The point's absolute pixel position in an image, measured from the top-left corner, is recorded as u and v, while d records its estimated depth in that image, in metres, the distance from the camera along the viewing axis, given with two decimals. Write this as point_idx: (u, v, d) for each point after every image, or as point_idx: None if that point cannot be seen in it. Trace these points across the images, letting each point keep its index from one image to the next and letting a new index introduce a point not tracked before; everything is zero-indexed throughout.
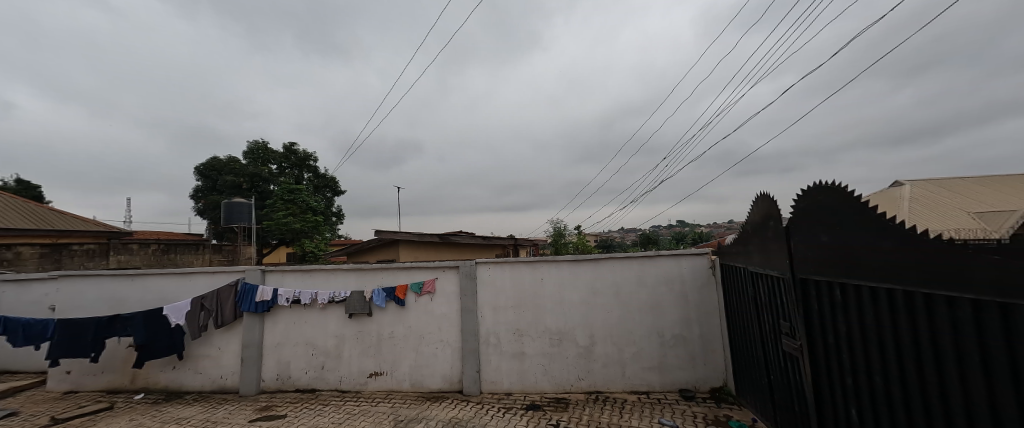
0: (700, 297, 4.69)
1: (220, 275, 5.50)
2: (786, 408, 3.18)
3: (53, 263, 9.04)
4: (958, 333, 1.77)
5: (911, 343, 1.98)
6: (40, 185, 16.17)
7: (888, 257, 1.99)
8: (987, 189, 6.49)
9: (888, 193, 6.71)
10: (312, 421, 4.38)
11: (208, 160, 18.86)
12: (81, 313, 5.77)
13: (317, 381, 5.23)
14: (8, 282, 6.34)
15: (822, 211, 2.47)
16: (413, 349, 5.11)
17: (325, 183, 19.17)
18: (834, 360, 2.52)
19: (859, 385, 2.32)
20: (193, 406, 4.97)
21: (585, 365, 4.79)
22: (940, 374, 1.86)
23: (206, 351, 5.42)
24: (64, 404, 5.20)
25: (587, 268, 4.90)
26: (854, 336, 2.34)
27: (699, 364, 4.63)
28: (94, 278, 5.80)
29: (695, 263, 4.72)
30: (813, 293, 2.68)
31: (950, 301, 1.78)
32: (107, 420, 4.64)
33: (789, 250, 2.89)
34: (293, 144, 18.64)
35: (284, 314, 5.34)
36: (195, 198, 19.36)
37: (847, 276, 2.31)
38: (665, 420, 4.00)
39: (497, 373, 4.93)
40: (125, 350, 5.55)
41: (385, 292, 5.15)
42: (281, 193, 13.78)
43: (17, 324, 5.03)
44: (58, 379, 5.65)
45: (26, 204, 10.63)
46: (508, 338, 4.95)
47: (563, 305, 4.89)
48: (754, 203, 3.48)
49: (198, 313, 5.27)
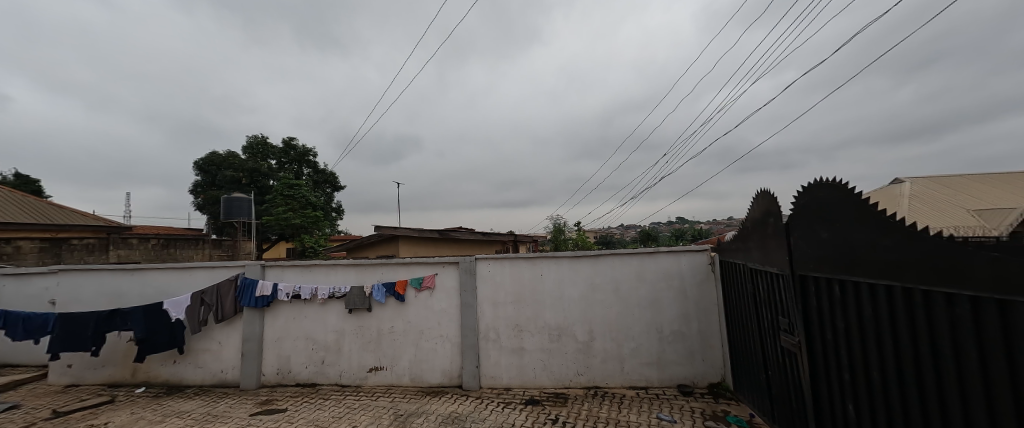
0: (700, 293, 4.70)
1: (220, 270, 5.51)
2: (784, 404, 3.20)
3: (53, 257, 9.05)
4: (956, 330, 1.78)
5: (910, 341, 1.98)
6: (40, 179, 16.15)
7: (888, 255, 2.00)
8: (987, 186, 6.49)
9: (888, 190, 6.72)
10: (312, 415, 4.41)
11: (208, 154, 18.83)
12: (82, 307, 5.79)
13: (317, 375, 5.25)
14: (9, 276, 6.35)
15: (822, 207, 2.46)
16: (413, 344, 5.12)
17: (325, 178, 19.17)
18: (833, 356, 2.52)
19: (857, 383, 2.33)
20: (194, 400, 4.99)
21: (585, 361, 4.81)
22: (939, 370, 1.87)
23: (206, 345, 5.44)
24: (65, 397, 5.22)
25: (587, 263, 4.91)
26: (853, 334, 2.35)
27: (698, 359, 4.65)
28: (94, 272, 5.81)
29: (695, 259, 4.73)
30: (812, 290, 2.68)
31: (949, 299, 1.78)
32: (108, 414, 4.65)
33: (789, 246, 2.89)
34: (292, 139, 18.64)
35: (284, 309, 5.35)
36: (194, 192, 19.34)
37: (847, 273, 2.32)
38: (663, 415, 4.02)
39: (496, 368, 4.95)
40: (126, 344, 5.56)
41: (385, 287, 5.16)
42: (281, 188, 13.97)
43: (17, 318, 5.04)
44: (59, 372, 5.68)
45: (25, 198, 10.62)
46: (508, 333, 4.96)
47: (562, 300, 4.90)
48: (754, 199, 3.48)
49: (198, 308, 5.29)
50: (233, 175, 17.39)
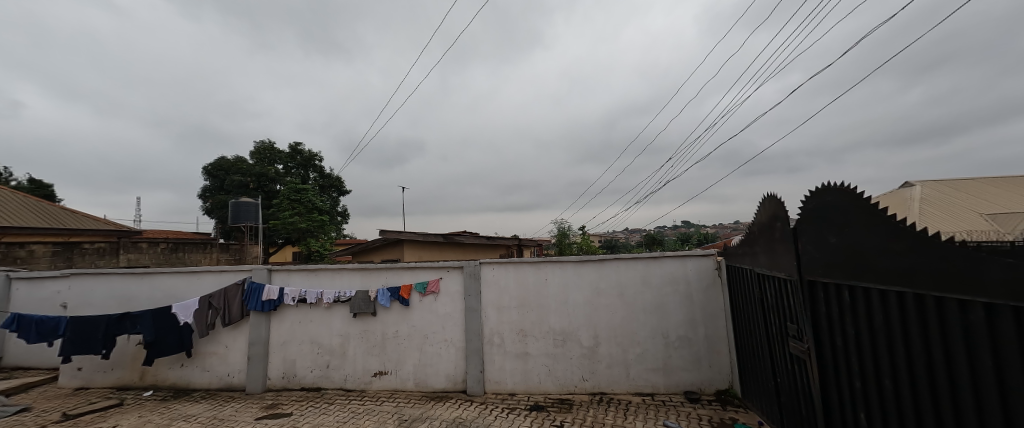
0: (706, 298, 4.65)
1: (227, 274, 5.55)
2: (793, 411, 3.15)
3: (65, 261, 9.21)
4: (970, 337, 1.75)
5: (922, 347, 1.95)
6: (51, 184, 16.46)
7: (897, 261, 1.97)
8: (1000, 190, 6.37)
9: (899, 193, 6.64)
10: (317, 419, 4.41)
11: (215, 160, 19.07)
12: (92, 310, 5.87)
13: (322, 379, 5.27)
14: (22, 280, 6.46)
15: (831, 211, 2.43)
16: (417, 348, 5.12)
17: (331, 183, 19.31)
18: (843, 362, 2.49)
19: (868, 392, 2.28)
20: (201, 403, 5.02)
21: (589, 366, 4.78)
22: (951, 377, 1.84)
23: (213, 349, 5.48)
24: (75, 399, 5.29)
25: (591, 267, 4.89)
26: (863, 339, 2.32)
27: (705, 365, 4.60)
28: (104, 276, 5.90)
29: (701, 263, 4.69)
30: (820, 296, 2.65)
31: (962, 306, 1.75)
32: (117, 416, 4.70)
33: (796, 251, 2.86)
34: (299, 144, 18.81)
35: (290, 313, 5.38)
36: (201, 197, 19.57)
37: (856, 279, 2.28)
38: (670, 422, 3.97)
39: (500, 373, 4.93)
40: (135, 347, 5.63)
41: (389, 292, 5.17)
42: (287, 193, 14.02)
43: (29, 321, 5.13)
44: (70, 375, 5.75)
45: (39, 202, 10.81)
46: (512, 338, 4.94)
47: (567, 305, 4.88)
48: (761, 203, 3.45)
49: (206, 311, 5.33)
50: (240, 179, 17.58)
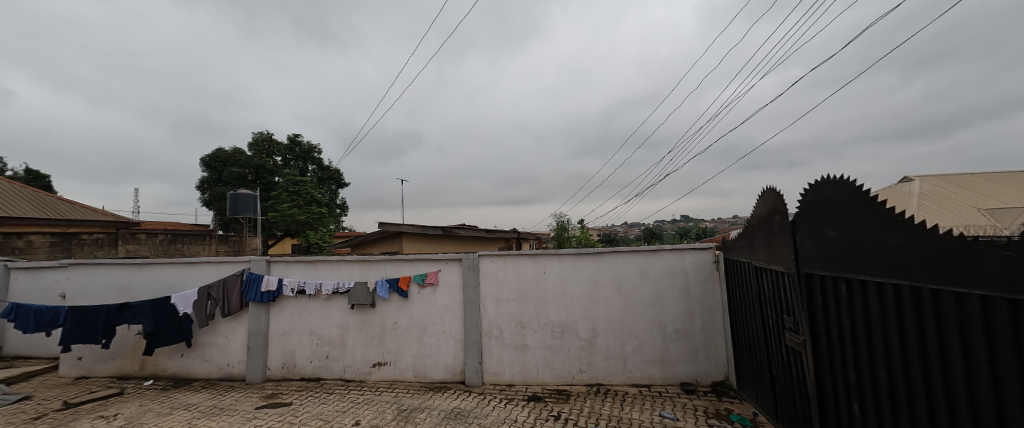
0: (703, 292, 4.68)
1: (227, 265, 5.55)
2: (788, 402, 3.17)
3: (64, 251, 9.31)
4: (965, 330, 1.76)
5: (917, 339, 1.96)
6: (49, 175, 16.42)
7: (895, 254, 1.98)
8: (997, 184, 6.42)
9: (899, 187, 6.67)
10: (316, 409, 4.45)
11: (214, 151, 18.95)
12: (91, 300, 5.88)
13: (321, 370, 5.30)
14: (20, 270, 6.45)
15: (831, 204, 2.42)
16: (416, 340, 5.15)
17: (331, 175, 19.33)
18: (838, 354, 2.51)
19: (864, 384, 2.30)
20: (200, 393, 5.06)
21: (586, 358, 4.81)
22: (946, 370, 1.85)
23: (213, 339, 5.50)
24: (75, 388, 5.32)
25: (589, 260, 4.90)
26: (859, 332, 2.33)
27: (700, 357, 4.64)
28: (103, 266, 5.89)
29: (699, 257, 4.71)
30: (818, 288, 2.66)
31: (958, 299, 1.76)
32: (117, 405, 4.74)
33: (795, 244, 2.86)
34: (298, 135, 18.77)
35: (289, 304, 5.39)
36: (200, 188, 19.50)
37: (854, 271, 2.28)
38: (665, 412, 4.01)
39: (499, 364, 4.96)
40: (135, 338, 5.65)
41: (388, 283, 5.19)
42: (286, 184, 13.99)
43: (28, 311, 5.12)
44: (69, 365, 5.78)
45: (31, 191, 10.67)
46: (511, 330, 4.97)
47: (565, 297, 4.90)
48: (760, 196, 3.45)
49: (205, 302, 5.34)
50: (239, 170, 17.44)
